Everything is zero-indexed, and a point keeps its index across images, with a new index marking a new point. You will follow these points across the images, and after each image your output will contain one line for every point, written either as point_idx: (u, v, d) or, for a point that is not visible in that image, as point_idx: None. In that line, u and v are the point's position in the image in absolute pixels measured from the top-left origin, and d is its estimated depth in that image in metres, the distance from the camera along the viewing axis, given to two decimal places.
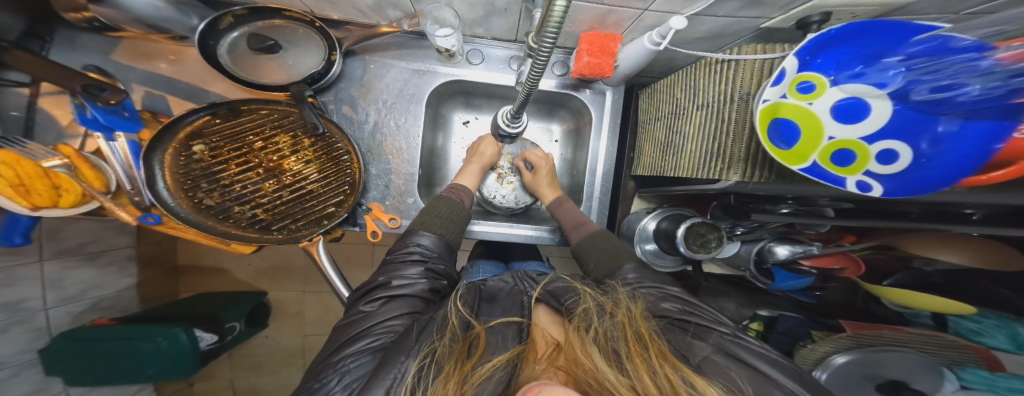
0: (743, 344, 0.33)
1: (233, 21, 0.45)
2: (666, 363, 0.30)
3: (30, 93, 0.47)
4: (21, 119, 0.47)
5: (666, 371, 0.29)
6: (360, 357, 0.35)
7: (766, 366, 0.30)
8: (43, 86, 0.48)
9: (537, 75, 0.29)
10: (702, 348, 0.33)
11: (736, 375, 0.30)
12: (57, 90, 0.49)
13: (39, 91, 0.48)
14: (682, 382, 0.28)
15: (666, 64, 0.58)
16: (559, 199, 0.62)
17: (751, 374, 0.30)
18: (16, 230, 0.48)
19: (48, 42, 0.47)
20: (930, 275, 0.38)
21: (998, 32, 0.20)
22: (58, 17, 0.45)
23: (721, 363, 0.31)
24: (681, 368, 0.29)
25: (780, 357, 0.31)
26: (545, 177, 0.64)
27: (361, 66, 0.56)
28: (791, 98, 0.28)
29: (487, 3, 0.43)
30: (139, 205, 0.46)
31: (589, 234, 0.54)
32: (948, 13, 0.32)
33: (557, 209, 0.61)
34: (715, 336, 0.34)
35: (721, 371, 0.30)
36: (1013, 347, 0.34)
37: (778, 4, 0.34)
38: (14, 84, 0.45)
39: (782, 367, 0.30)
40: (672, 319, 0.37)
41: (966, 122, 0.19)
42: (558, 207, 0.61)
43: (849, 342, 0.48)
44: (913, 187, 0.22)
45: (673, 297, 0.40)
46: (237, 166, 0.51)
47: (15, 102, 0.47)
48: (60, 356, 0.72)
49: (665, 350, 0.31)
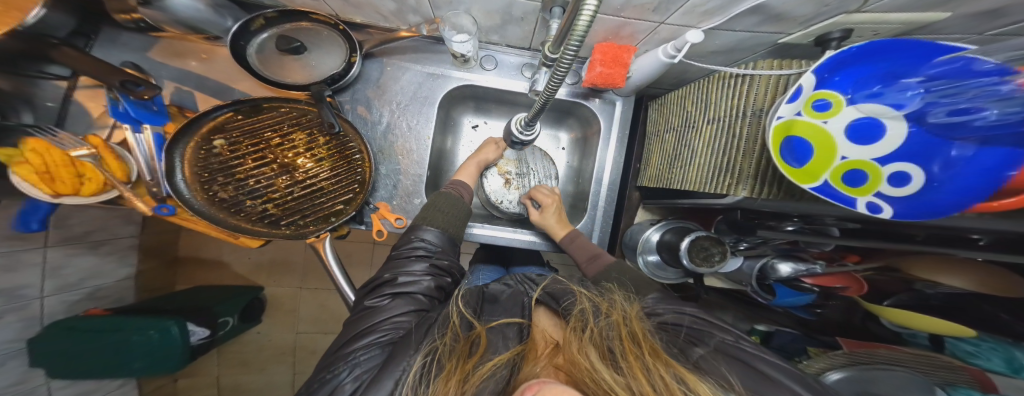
0: (741, 347, 0.32)
1: (263, 23, 0.47)
2: (658, 360, 0.30)
3: (68, 86, 0.48)
4: (54, 110, 0.47)
5: (660, 369, 0.30)
6: (369, 350, 0.35)
7: (762, 365, 0.30)
8: (80, 79, 0.49)
9: (555, 85, 0.30)
10: (699, 349, 0.34)
11: (728, 371, 0.31)
12: (95, 84, 0.49)
13: (76, 85, 0.48)
14: (674, 378, 0.29)
15: (678, 77, 0.59)
16: (571, 233, 0.60)
17: (743, 371, 0.30)
18: (34, 216, 0.49)
19: (92, 40, 0.47)
20: (929, 298, 0.38)
21: (1020, 57, 0.21)
22: (102, 16, 0.46)
23: (716, 362, 0.32)
24: (673, 364, 0.30)
25: (779, 359, 0.31)
26: (555, 214, 0.61)
27: (378, 67, 0.57)
28: (806, 116, 0.28)
29: (505, 12, 0.44)
30: (156, 196, 0.47)
31: (605, 268, 0.53)
32: (971, 34, 0.33)
33: (569, 246, 0.58)
34: (712, 338, 0.34)
35: (716, 368, 0.31)
36: (1007, 371, 0.34)
37: (797, 21, 0.35)
38: (53, 77, 0.46)
39: (780, 367, 0.30)
40: (666, 323, 0.39)
41: (981, 148, 0.20)
42: (570, 243, 0.58)
43: (845, 359, 0.45)
44: (923, 211, 0.23)
45: (682, 311, 0.39)
46: (252, 161, 0.51)
47: (52, 94, 0.47)
48: (48, 347, 0.69)
49: (657, 347, 0.32)
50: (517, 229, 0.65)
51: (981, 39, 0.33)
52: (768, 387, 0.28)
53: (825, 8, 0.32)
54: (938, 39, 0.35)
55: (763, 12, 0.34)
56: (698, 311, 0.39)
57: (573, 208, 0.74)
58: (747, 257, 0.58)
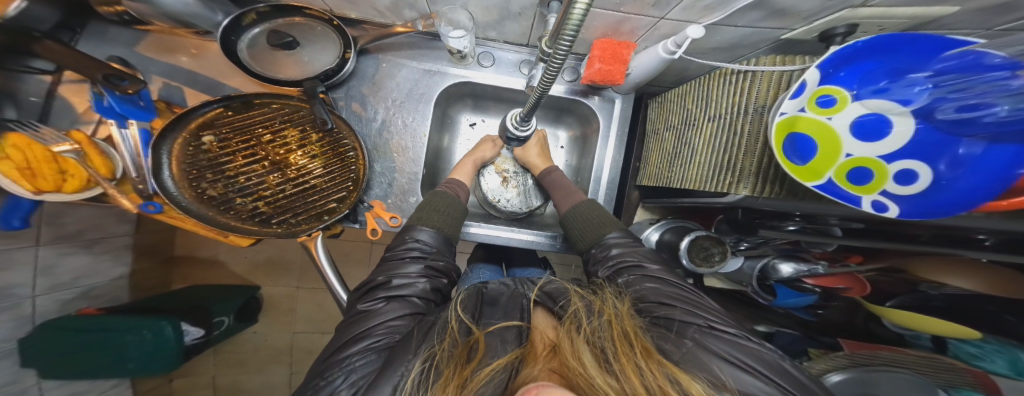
0: (720, 336, 0.32)
1: (255, 18, 0.45)
2: (652, 361, 0.29)
3: (51, 80, 0.47)
4: (38, 105, 0.46)
5: (653, 369, 0.29)
6: (364, 356, 0.34)
7: (743, 357, 0.30)
8: (65, 73, 0.48)
9: (550, 80, 0.29)
10: (684, 343, 0.32)
11: (716, 367, 0.30)
12: (81, 79, 0.49)
13: (61, 79, 0.48)
14: (667, 378, 0.28)
15: (679, 75, 0.58)
16: (550, 168, 0.63)
17: (726, 366, 0.30)
18: (15, 213, 0.48)
19: (78, 34, 0.46)
20: (929, 299, 0.37)
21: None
22: (90, 10, 0.45)
23: (696, 355, 0.31)
24: (666, 365, 0.29)
25: (774, 355, 0.31)
26: (535, 148, 0.64)
27: (374, 64, 0.56)
28: (810, 112, 0.27)
29: (502, 8, 0.43)
30: (142, 193, 0.45)
31: (575, 203, 0.55)
32: (979, 29, 0.32)
33: (545, 178, 0.62)
34: (691, 329, 0.34)
35: (699, 363, 0.30)
36: (1012, 373, 0.33)
37: (800, 16, 0.34)
38: (38, 72, 0.45)
39: (761, 359, 0.30)
40: (655, 317, 0.36)
41: (990, 145, 0.20)
42: (547, 175, 0.62)
43: (846, 361, 0.44)
44: (930, 210, 0.23)
45: (649, 287, 0.39)
46: (243, 159, 0.51)
47: (36, 89, 0.46)
48: (40, 347, 0.69)
49: (649, 346, 0.31)
50: (514, 228, 0.64)
51: (990, 34, 0.32)
52: (748, 384, 0.29)
53: (829, 2, 0.31)
54: (944, 35, 0.34)
55: (765, 7, 0.33)
56: (669, 293, 0.38)
57: None
58: (747, 257, 0.58)
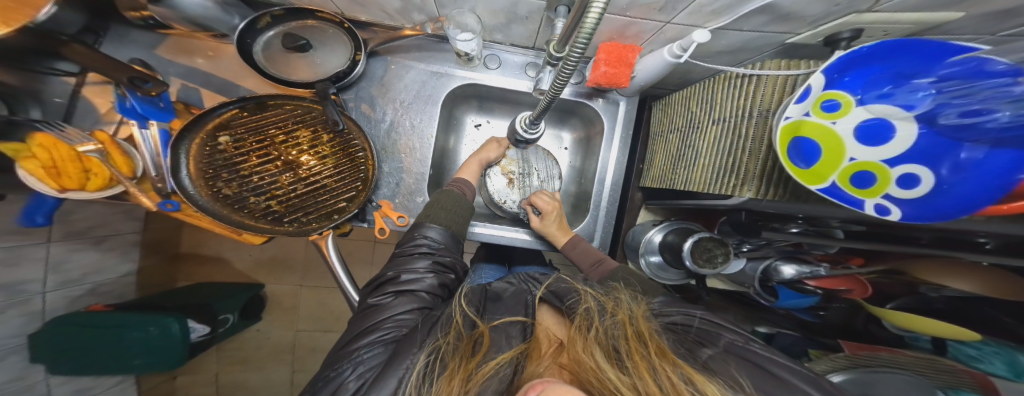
0: (753, 348, 0.32)
1: (270, 21, 0.47)
2: (665, 361, 0.30)
3: (75, 81, 0.48)
4: (60, 105, 0.47)
5: (666, 368, 0.30)
6: (373, 348, 0.35)
7: (776, 369, 0.30)
8: (88, 75, 0.49)
9: (561, 84, 0.30)
10: (710, 351, 0.33)
11: (740, 374, 0.30)
12: (103, 81, 0.49)
13: (85, 81, 0.48)
14: (681, 378, 0.29)
15: (682, 77, 0.59)
16: (573, 239, 0.61)
17: (755, 372, 0.30)
18: (39, 210, 0.49)
19: (99, 37, 0.47)
20: (933, 301, 0.38)
21: None
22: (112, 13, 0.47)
23: (726, 364, 0.32)
24: (681, 365, 0.30)
25: (791, 362, 0.30)
26: (555, 221, 0.60)
27: (382, 66, 0.57)
28: (814, 116, 0.28)
29: (510, 11, 0.44)
30: (161, 191, 0.46)
31: (609, 272, 0.54)
32: (984, 34, 0.32)
33: (570, 251, 0.59)
34: (721, 339, 0.35)
35: (726, 371, 0.31)
36: (1009, 375, 0.33)
37: (806, 21, 0.35)
38: (60, 73, 0.46)
39: (790, 368, 0.30)
40: (675, 324, 0.39)
41: (992, 150, 0.20)
42: (573, 249, 0.59)
43: (846, 362, 0.43)
44: (932, 214, 0.23)
45: (681, 305, 0.41)
46: (256, 158, 0.52)
47: (60, 90, 0.47)
48: (48, 344, 0.69)
49: (664, 347, 0.32)
50: (516, 228, 0.65)
51: (995, 39, 0.32)
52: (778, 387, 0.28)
53: (835, 7, 0.31)
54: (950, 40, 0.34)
55: (772, 12, 0.34)
56: (700, 309, 0.39)
57: (575, 208, 0.74)
58: (750, 258, 0.57)
